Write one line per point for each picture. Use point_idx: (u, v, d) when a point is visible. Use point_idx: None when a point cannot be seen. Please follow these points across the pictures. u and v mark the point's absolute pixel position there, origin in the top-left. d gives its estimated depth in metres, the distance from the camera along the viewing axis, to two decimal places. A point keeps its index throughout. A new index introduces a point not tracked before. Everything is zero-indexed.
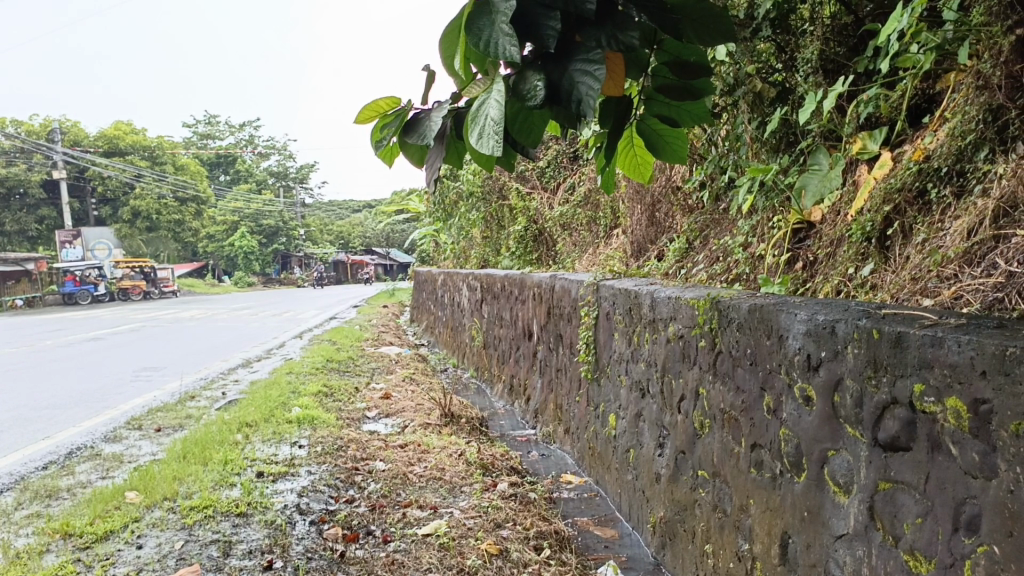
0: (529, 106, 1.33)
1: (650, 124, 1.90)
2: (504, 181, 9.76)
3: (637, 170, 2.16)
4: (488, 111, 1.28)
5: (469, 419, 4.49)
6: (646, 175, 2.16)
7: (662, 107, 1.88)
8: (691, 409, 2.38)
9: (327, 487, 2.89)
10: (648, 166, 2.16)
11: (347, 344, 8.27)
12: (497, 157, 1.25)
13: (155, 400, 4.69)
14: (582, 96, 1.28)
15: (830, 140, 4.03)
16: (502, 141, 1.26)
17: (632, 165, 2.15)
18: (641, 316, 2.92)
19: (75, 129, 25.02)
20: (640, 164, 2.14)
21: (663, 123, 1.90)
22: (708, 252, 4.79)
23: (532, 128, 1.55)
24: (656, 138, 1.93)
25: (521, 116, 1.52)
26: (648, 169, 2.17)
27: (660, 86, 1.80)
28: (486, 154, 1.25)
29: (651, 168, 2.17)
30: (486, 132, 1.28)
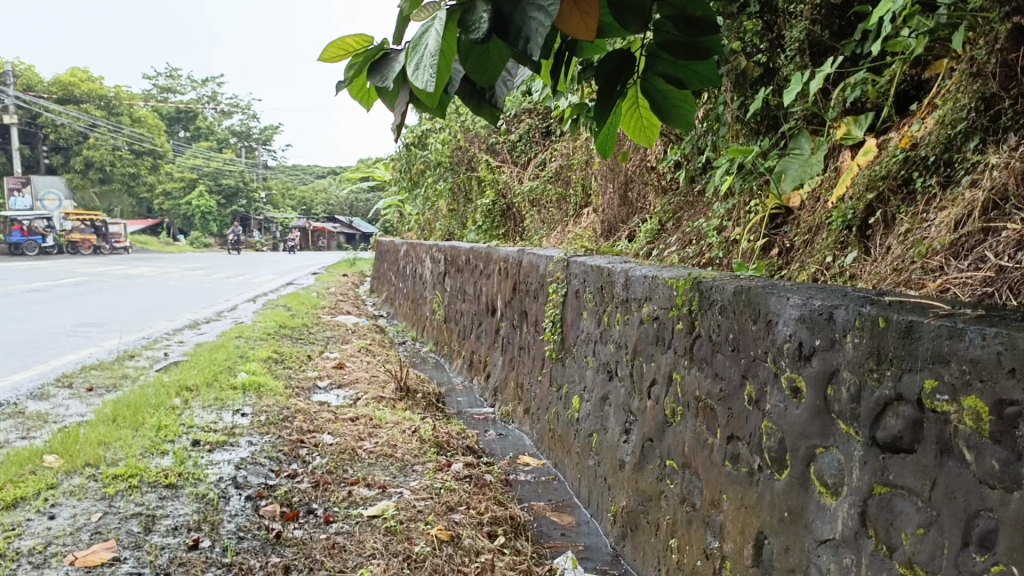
0: (472, 39, 1.28)
1: (656, 86, 1.88)
2: (473, 152, 9.56)
3: (642, 132, 2.19)
4: (427, 42, 1.26)
5: (425, 394, 4.34)
6: (651, 137, 2.19)
7: (667, 67, 1.83)
8: (662, 395, 2.24)
9: (268, 460, 2.71)
10: (653, 127, 2.18)
11: (303, 311, 8.03)
12: (430, 92, 1.23)
13: (92, 357, 4.44)
14: (530, 34, 1.24)
15: (813, 124, 3.92)
16: (436, 75, 1.23)
17: (637, 127, 2.17)
18: (613, 296, 2.78)
19: (29, 73, 24.03)
20: (646, 125, 2.17)
21: (668, 83, 1.87)
22: (681, 235, 4.67)
23: (487, 67, 1.45)
24: (661, 99, 1.92)
25: (475, 51, 1.43)
26: (654, 130, 2.19)
27: (664, 41, 1.72)
28: (420, 87, 1.23)
29: (656, 130, 2.19)
30: (424, 63, 1.26)
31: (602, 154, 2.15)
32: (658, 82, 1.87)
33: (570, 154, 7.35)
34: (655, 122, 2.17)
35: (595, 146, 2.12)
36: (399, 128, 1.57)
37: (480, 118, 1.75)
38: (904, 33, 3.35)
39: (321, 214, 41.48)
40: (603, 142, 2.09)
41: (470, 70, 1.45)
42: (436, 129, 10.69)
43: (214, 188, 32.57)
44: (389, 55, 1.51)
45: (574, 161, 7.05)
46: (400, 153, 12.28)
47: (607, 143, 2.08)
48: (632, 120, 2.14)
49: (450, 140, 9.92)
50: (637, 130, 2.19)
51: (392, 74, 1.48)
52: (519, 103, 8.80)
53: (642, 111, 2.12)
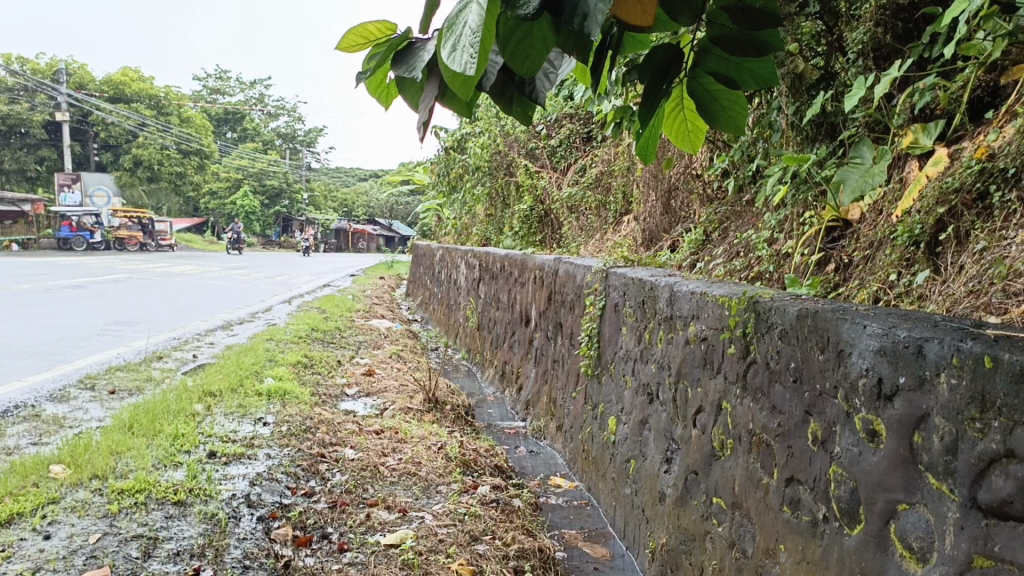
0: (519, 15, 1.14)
1: (704, 84, 1.69)
2: (513, 157, 9.39)
3: (687, 139, 1.94)
4: (467, 19, 1.10)
5: (454, 406, 4.16)
6: (697, 145, 1.95)
7: (717, 64, 1.64)
8: (710, 425, 2.03)
9: (285, 476, 2.55)
10: (700, 132, 1.93)
11: (336, 314, 7.92)
12: (469, 75, 1.06)
13: (117, 358, 4.34)
14: (588, 12, 1.14)
15: (875, 132, 3.66)
16: (477, 55, 1.07)
17: (682, 132, 1.94)
18: (655, 312, 2.57)
19: (81, 71, 24.46)
20: (693, 131, 1.93)
21: (718, 82, 1.68)
22: (727, 246, 4.44)
23: (528, 55, 1.24)
24: (709, 100, 1.74)
25: (517, 33, 1.21)
26: (701, 137, 1.94)
27: (717, 35, 1.50)
28: (456, 71, 1.07)
29: (703, 136, 1.93)
30: (461, 45, 1.09)
31: (642, 160, 1.93)
32: (707, 79, 1.69)
33: (611, 160, 7.13)
34: (703, 128, 1.93)
35: (635, 149, 1.90)
36: (427, 127, 1.38)
37: (511, 117, 1.59)
38: (979, 36, 3.09)
39: (362, 216, 41.70)
40: (644, 145, 1.86)
41: (507, 58, 1.23)
42: (476, 132, 10.55)
43: (257, 188, 32.88)
44: (414, 44, 1.33)
45: (616, 167, 6.84)
46: (439, 156, 12.17)
47: (648, 146, 1.86)
48: (674, 122, 1.90)
49: (490, 144, 9.77)
50: (681, 136, 1.94)
51: (421, 64, 1.30)
52: (561, 107, 8.63)
53: (689, 114, 1.89)
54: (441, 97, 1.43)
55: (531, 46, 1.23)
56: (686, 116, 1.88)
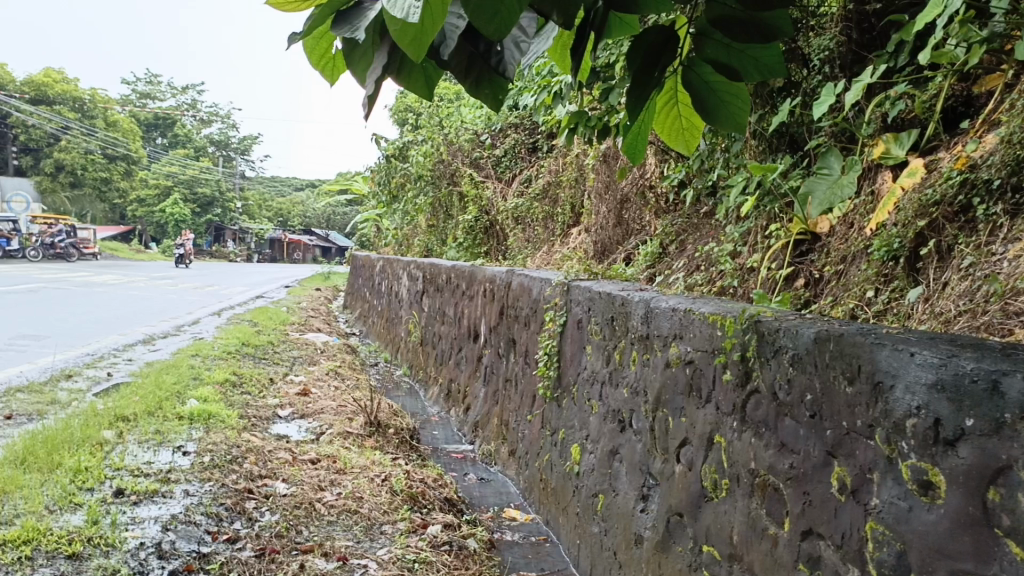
0: None
1: (702, 74, 1.34)
2: (457, 166, 9.12)
3: (680, 137, 1.68)
4: None
5: (398, 429, 3.85)
6: (692, 143, 1.67)
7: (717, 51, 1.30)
8: (698, 461, 1.79)
9: (205, 518, 2.21)
10: (697, 129, 1.66)
11: (269, 327, 7.50)
12: (412, 20, 0.86)
13: (18, 377, 3.91)
14: None
15: (842, 142, 3.46)
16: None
17: (675, 129, 1.67)
18: (627, 330, 2.33)
19: (0, 70, 23.28)
20: (688, 127, 1.66)
21: (718, 74, 1.33)
22: (686, 259, 4.25)
23: (496, 13, 0.96)
24: (705, 93, 1.37)
25: None
26: (697, 133, 1.66)
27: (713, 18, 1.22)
28: (397, 15, 0.87)
29: (699, 132, 1.66)
30: None
31: (630, 158, 1.69)
32: (706, 68, 1.34)
33: (559, 170, 6.93)
34: (700, 124, 1.65)
35: (622, 148, 1.66)
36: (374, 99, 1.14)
37: (480, 102, 1.28)
38: (954, 45, 2.89)
39: (298, 226, 40.80)
40: (634, 140, 1.61)
41: (469, 13, 0.95)
42: (419, 140, 10.26)
43: (188, 196, 31.82)
44: (361, 4, 1.05)
45: (564, 177, 6.64)
46: (380, 164, 11.83)
47: (637, 144, 1.61)
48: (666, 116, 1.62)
49: (433, 152, 9.47)
50: (675, 134, 1.68)
51: (367, 25, 1.03)
52: (506, 117, 8.43)
53: (683, 108, 1.62)
54: (394, 69, 1.19)
55: (500, 1, 0.94)
56: (680, 109, 1.62)
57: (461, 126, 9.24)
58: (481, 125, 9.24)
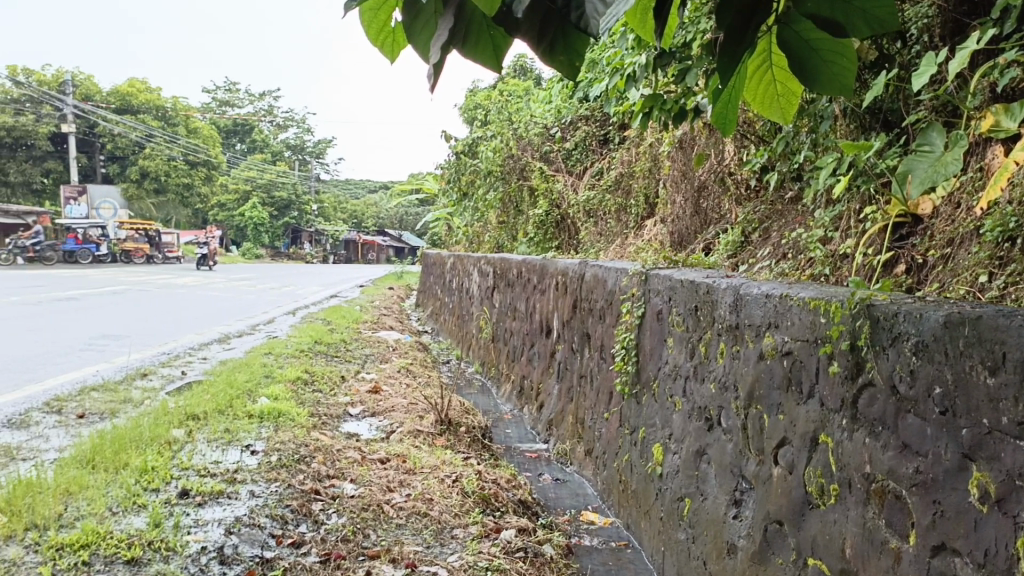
0: None
1: (799, 33, 1.05)
2: (527, 160, 8.98)
3: (775, 106, 1.45)
4: None
5: (470, 428, 3.73)
6: (790, 112, 1.44)
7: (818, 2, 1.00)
8: (800, 463, 1.59)
9: (269, 521, 2.12)
10: (795, 95, 1.42)
11: (342, 325, 7.50)
12: None
13: (95, 375, 3.94)
14: None
15: (944, 116, 3.18)
16: None
17: (769, 97, 1.45)
18: (713, 320, 2.14)
19: (87, 82, 24.22)
20: (784, 93, 1.43)
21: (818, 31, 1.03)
22: (772, 247, 4.01)
23: None
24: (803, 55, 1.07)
25: None
26: (794, 100, 1.43)
27: None
28: None
29: (797, 99, 1.42)
30: None
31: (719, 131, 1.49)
32: (805, 23, 1.05)
33: (632, 160, 6.72)
34: (798, 89, 1.41)
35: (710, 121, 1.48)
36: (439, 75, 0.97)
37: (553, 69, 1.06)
38: None
39: (372, 227, 41.34)
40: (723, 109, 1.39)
41: None
42: (489, 136, 10.16)
43: (265, 199, 32.59)
44: None
45: (637, 167, 6.43)
46: (450, 161, 11.79)
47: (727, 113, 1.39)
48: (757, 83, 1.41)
49: (503, 146, 9.35)
50: (769, 103, 1.46)
51: None
52: (577, 108, 8.26)
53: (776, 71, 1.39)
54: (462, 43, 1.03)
55: None
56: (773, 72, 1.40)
57: (530, 120, 9.13)
58: (551, 119, 9.11)
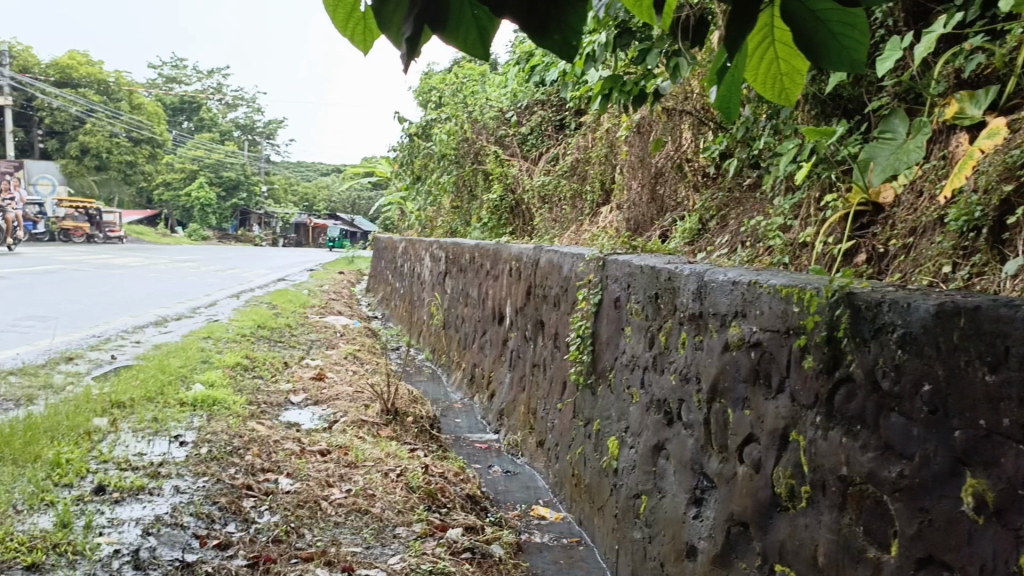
0: None
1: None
2: (482, 144, 8.83)
3: (779, 89, 1.09)
4: None
5: (417, 418, 3.58)
6: (794, 97, 1.08)
7: None
8: (768, 462, 1.48)
9: (194, 519, 1.95)
10: (799, 74, 1.06)
11: (288, 309, 7.27)
12: None
13: (15, 359, 3.69)
14: None
15: (908, 103, 3.12)
16: None
17: (769, 77, 1.08)
18: (675, 308, 2.03)
19: (25, 53, 23.21)
20: (787, 71, 1.06)
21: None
22: (731, 235, 3.92)
23: None
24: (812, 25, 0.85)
25: None
26: (800, 80, 1.07)
27: None
28: None
29: (802, 80, 1.06)
30: None
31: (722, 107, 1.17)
32: None
33: (589, 146, 6.62)
34: (804, 66, 1.05)
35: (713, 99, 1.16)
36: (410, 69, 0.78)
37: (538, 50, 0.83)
38: None
39: (323, 210, 40.66)
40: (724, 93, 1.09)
41: None
42: (443, 119, 9.98)
43: (213, 180, 31.81)
44: None
45: (593, 153, 6.33)
46: (403, 144, 11.57)
47: (727, 98, 1.09)
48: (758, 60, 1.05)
49: (458, 130, 9.17)
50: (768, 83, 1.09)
51: None
52: (533, 94, 8.31)
53: (778, 45, 1.03)
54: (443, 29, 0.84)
55: None
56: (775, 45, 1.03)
57: (485, 103, 8.98)
58: (506, 104, 8.92)
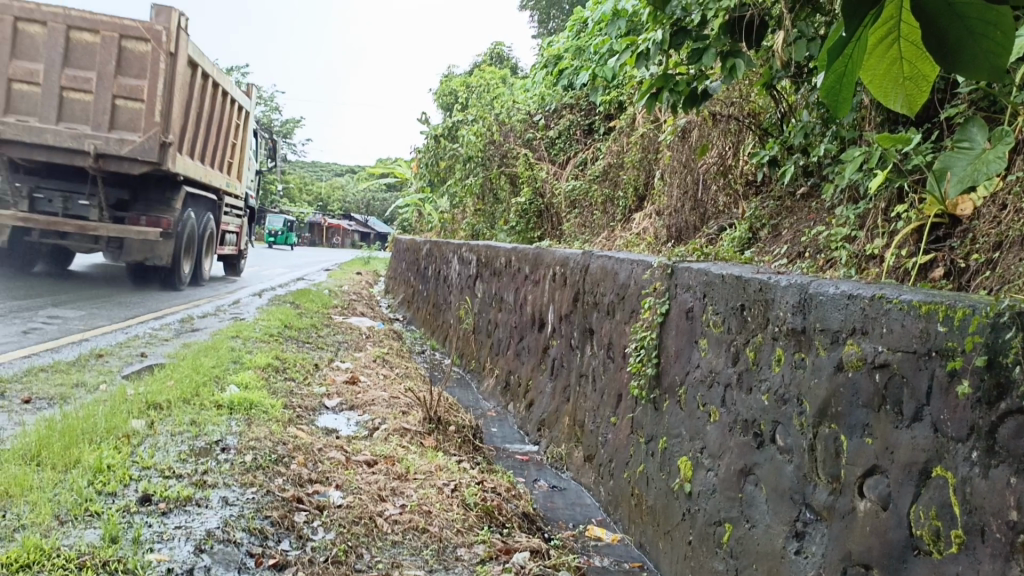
0: None
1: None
2: (509, 146, 8.69)
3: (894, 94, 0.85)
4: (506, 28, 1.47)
5: (459, 427, 3.43)
6: (916, 106, 0.84)
7: None
8: (902, 499, 1.34)
9: (245, 534, 1.82)
10: (926, 79, 0.82)
11: (311, 309, 7.14)
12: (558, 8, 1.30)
13: (43, 355, 3.57)
14: None
15: (986, 111, 2.95)
16: None
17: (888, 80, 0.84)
18: (765, 321, 1.88)
19: None
20: (910, 75, 0.82)
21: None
22: (787, 245, 3.77)
23: None
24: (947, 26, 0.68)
25: None
26: (925, 87, 0.83)
27: None
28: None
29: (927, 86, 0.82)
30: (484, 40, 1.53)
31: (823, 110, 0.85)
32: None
33: (622, 151, 6.48)
34: (931, 71, 0.81)
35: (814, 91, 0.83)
36: None
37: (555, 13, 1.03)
38: None
39: (338, 210, 40.58)
40: (832, 85, 0.82)
41: None
42: (469, 121, 9.85)
43: None
44: None
45: (627, 157, 6.18)
46: (426, 145, 11.45)
47: (836, 93, 0.82)
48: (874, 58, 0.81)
49: (485, 131, 9.04)
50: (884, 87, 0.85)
51: None
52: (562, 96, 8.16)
53: (905, 44, 0.79)
54: None
55: None
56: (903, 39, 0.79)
57: (512, 107, 8.87)
58: (533, 107, 9.09)
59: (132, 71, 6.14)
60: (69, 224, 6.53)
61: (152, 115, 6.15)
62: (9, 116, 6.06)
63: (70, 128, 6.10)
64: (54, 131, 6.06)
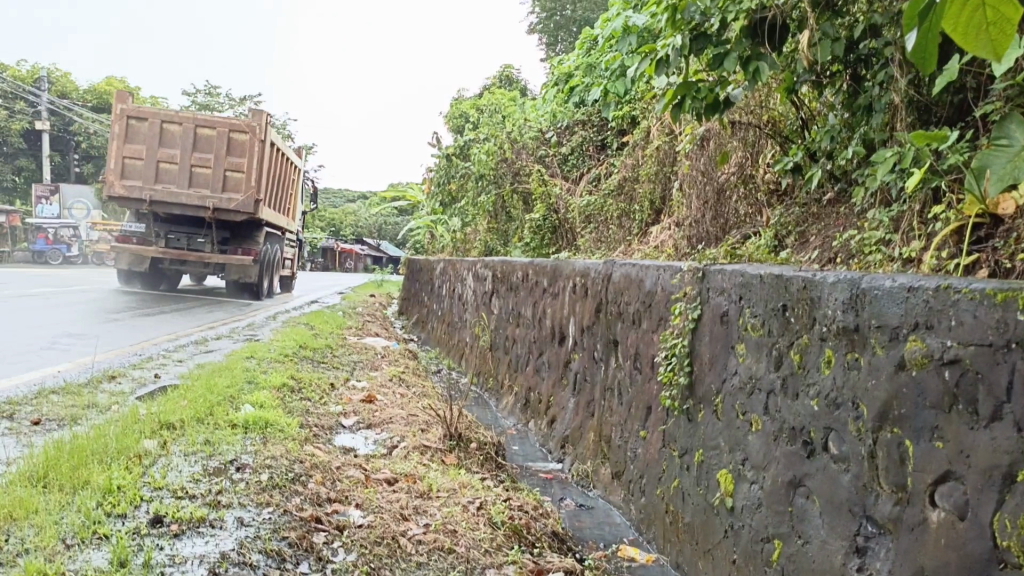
0: None
1: None
2: (521, 164, 8.61)
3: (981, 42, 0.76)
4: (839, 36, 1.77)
5: (481, 444, 3.31)
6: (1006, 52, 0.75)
7: None
8: (984, 509, 1.22)
9: (261, 557, 1.71)
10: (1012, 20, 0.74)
11: (326, 330, 7.05)
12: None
13: (52, 377, 3.49)
14: None
15: None
16: None
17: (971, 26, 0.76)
18: (811, 322, 1.77)
19: (63, 79, 23.46)
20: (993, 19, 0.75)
21: None
22: (816, 252, 3.65)
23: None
24: None
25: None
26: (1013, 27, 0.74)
27: None
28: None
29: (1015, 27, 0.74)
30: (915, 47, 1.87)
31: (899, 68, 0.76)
32: None
33: (637, 164, 6.38)
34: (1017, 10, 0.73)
35: None
36: None
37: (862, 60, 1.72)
38: None
39: (349, 235, 40.63)
40: None
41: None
42: (480, 139, 9.79)
43: None
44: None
45: (643, 170, 6.08)
46: (438, 165, 11.40)
47: None
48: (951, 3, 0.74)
49: (497, 149, 8.96)
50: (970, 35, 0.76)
51: None
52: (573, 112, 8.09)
53: None
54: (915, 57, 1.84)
55: None
56: None
57: (523, 124, 8.82)
58: (545, 124, 8.99)
59: (236, 153, 9.45)
60: (189, 254, 9.86)
61: (250, 181, 9.47)
62: (158, 184, 9.38)
63: (197, 193, 9.39)
64: (187, 193, 9.37)
